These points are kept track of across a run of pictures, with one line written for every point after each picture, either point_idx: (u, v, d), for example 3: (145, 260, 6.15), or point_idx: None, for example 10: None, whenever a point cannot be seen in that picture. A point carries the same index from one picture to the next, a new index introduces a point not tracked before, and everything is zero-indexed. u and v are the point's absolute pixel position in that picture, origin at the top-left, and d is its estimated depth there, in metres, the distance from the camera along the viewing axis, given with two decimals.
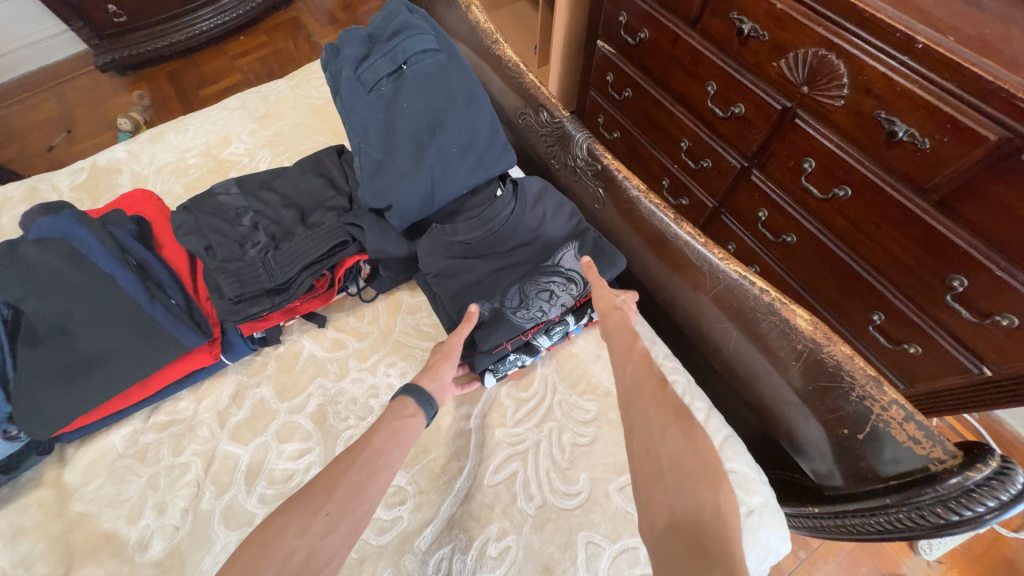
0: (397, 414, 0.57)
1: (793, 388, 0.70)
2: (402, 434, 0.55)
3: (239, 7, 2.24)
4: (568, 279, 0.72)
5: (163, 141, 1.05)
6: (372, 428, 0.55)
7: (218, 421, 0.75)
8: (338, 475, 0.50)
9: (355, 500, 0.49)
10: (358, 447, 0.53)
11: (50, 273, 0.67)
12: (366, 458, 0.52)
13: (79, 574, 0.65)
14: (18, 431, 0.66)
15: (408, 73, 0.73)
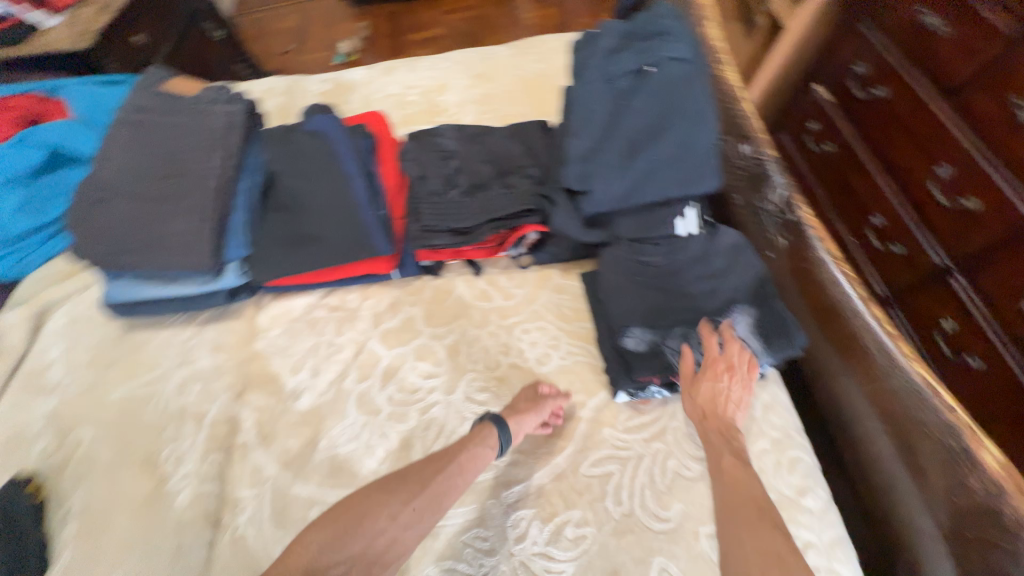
0: (482, 440, 0.66)
1: (937, 519, 0.62)
2: (481, 455, 0.65)
3: None
4: (739, 346, 0.71)
5: (394, 75, 1.21)
6: (458, 445, 0.66)
7: (374, 321, 0.88)
8: (427, 476, 0.62)
9: (436, 495, 0.60)
10: (445, 454, 0.64)
11: (308, 160, 0.82)
12: (449, 463, 0.63)
13: (250, 395, 0.81)
14: (247, 271, 0.83)
15: (651, 75, 0.76)
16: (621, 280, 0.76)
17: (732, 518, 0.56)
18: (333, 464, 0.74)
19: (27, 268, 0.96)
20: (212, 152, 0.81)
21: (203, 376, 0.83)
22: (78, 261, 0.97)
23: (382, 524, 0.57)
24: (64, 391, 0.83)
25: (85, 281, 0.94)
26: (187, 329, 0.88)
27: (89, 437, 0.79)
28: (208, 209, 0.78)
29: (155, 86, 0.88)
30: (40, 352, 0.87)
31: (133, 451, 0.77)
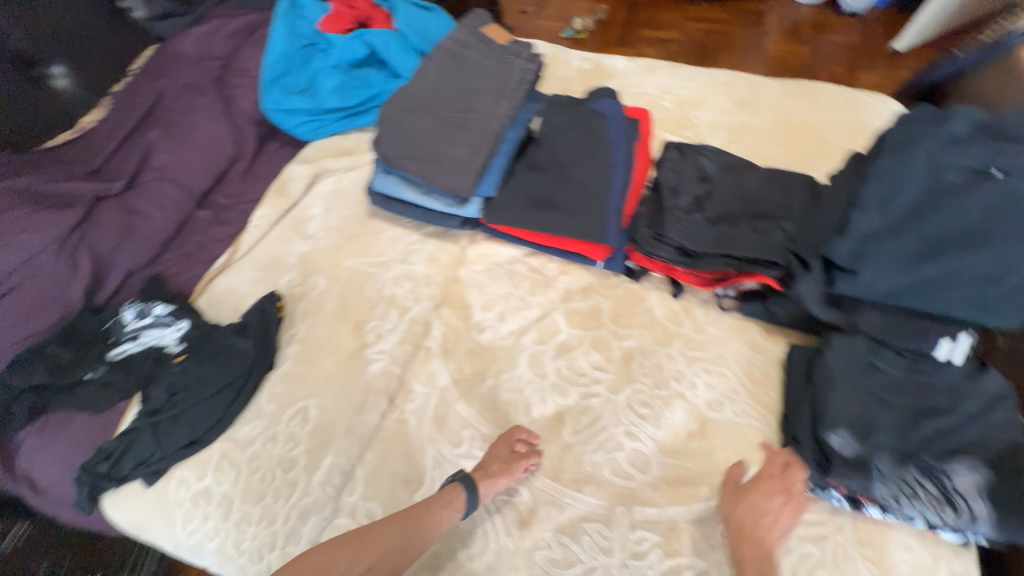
0: (455, 505, 0.68)
1: None
2: (444, 518, 0.67)
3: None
4: (959, 506, 0.60)
5: (654, 76, 1.23)
6: (423, 505, 0.68)
7: (564, 296, 0.93)
8: (384, 538, 0.64)
9: (390, 559, 0.63)
10: (410, 514, 0.67)
11: (581, 137, 0.87)
12: (411, 525, 0.65)
13: (444, 311, 0.92)
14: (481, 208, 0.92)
15: (994, 178, 0.66)
16: (841, 374, 0.70)
17: None
18: (492, 400, 0.82)
19: (314, 134, 1.16)
20: (501, 100, 0.91)
21: (414, 278, 0.96)
22: (351, 145, 1.16)
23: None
24: (314, 242, 1.02)
25: (352, 163, 1.12)
26: (412, 233, 1.01)
27: (321, 286, 0.96)
28: (484, 149, 0.88)
29: (475, 26, 0.99)
30: (306, 205, 1.08)
31: (349, 313, 0.93)
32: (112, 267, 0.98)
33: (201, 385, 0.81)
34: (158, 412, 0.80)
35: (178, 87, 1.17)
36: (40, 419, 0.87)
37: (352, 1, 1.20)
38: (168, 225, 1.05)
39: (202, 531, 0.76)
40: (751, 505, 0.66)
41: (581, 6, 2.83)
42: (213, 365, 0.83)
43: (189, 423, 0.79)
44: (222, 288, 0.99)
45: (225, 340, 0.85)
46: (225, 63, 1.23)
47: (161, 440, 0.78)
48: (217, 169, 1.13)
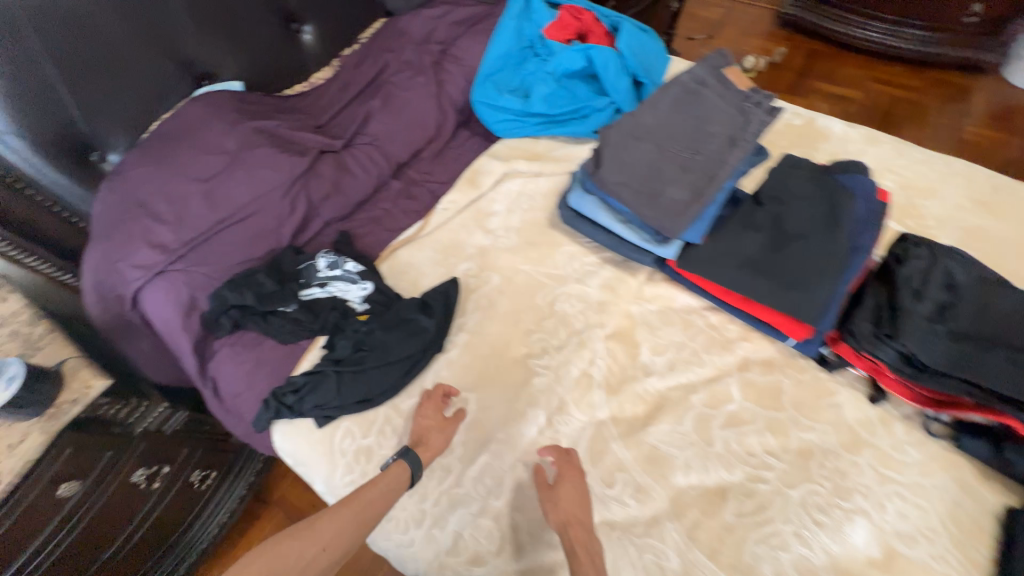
0: (397, 484, 0.72)
1: None
2: (392, 497, 0.71)
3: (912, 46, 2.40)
4: None
5: (876, 150, 1.12)
6: (370, 490, 0.71)
7: (741, 364, 0.87)
8: (335, 524, 0.66)
9: (342, 543, 0.65)
10: (362, 501, 0.69)
11: (817, 210, 0.81)
12: (363, 512, 0.68)
13: (611, 342, 0.91)
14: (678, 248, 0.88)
15: None
16: None
17: None
18: (649, 450, 0.79)
19: (508, 132, 1.19)
20: (733, 149, 0.88)
21: (585, 301, 0.95)
22: (541, 150, 1.18)
23: (294, 573, 0.62)
24: (494, 238, 1.05)
25: (540, 169, 1.14)
26: (590, 255, 1.01)
27: (494, 283, 0.99)
28: (705, 195, 0.85)
29: (716, 67, 0.96)
30: (490, 199, 1.11)
31: (518, 318, 0.94)
32: (316, 215, 1.08)
33: (383, 352, 0.86)
34: (340, 363, 0.86)
35: (400, 63, 1.26)
36: (236, 333, 0.97)
37: (580, 12, 1.21)
38: (367, 188, 1.13)
39: (357, 486, 0.81)
40: (573, 492, 0.72)
41: (754, 44, 2.68)
42: (395, 337, 0.87)
43: (369, 384, 0.85)
44: (403, 259, 1.05)
45: (408, 316, 0.90)
46: (444, 48, 1.31)
47: (342, 391, 0.84)
48: (416, 145, 1.20)
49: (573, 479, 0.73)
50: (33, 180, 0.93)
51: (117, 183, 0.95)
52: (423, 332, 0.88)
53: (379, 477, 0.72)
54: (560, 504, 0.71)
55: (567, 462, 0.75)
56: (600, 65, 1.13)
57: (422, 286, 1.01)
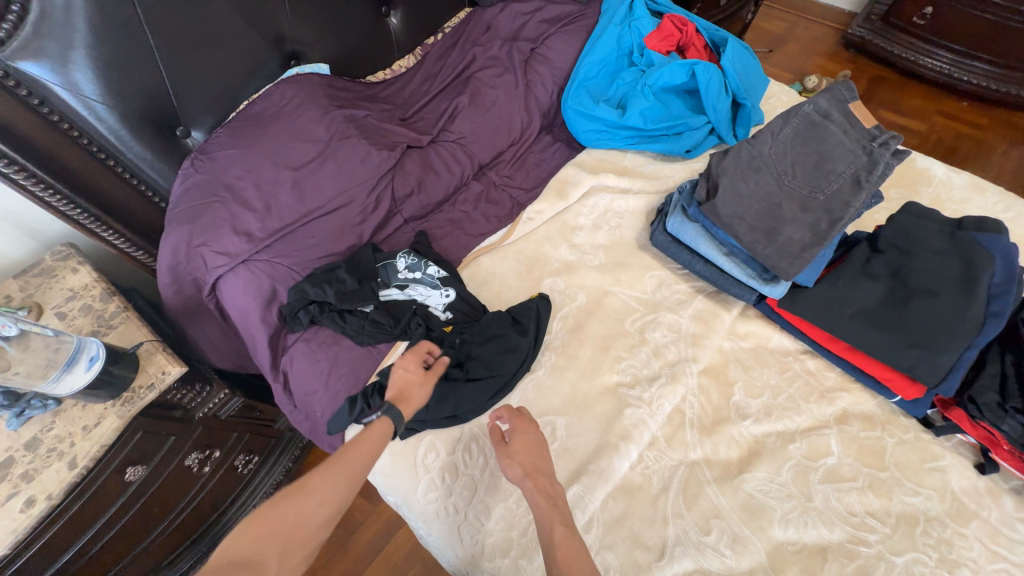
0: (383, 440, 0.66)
1: None
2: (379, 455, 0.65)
3: (975, 78, 2.32)
4: None
5: (986, 198, 1.06)
6: (354, 449, 0.64)
7: (841, 417, 0.84)
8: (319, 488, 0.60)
9: (329, 505, 0.60)
10: (341, 463, 0.62)
11: (949, 268, 0.77)
12: (347, 474, 0.62)
13: (705, 380, 0.87)
14: (784, 285, 0.84)
15: None
16: None
17: None
18: (745, 499, 0.77)
19: (595, 143, 1.14)
20: (861, 191, 0.82)
21: (677, 332, 0.91)
22: (629, 166, 1.13)
23: (294, 532, 0.57)
24: (580, 254, 1.01)
25: (629, 185, 1.09)
26: (681, 283, 0.97)
27: (581, 303, 0.95)
28: (828, 237, 0.80)
29: (843, 100, 0.91)
30: (576, 212, 1.06)
31: (607, 343, 0.90)
32: (397, 213, 1.04)
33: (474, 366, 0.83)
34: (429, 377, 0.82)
35: (487, 58, 1.20)
36: (311, 328, 0.93)
37: (685, 23, 1.15)
38: (449, 188, 1.09)
39: (440, 505, 0.78)
40: (529, 442, 0.71)
41: (816, 63, 2.60)
42: (489, 354, 0.85)
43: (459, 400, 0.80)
44: (485, 268, 1.01)
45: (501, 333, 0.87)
46: (534, 47, 1.23)
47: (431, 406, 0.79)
48: (499, 147, 1.15)
49: (530, 432, 0.72)
50: (118, 153, 0.88)
51: (207, 162, 0.92)
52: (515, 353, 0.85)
53: (361, 435, 0.66)
54: (518, 457, 0.69)
55: (523, 417, 0.74)
56: (704, 82, 1.07)
57: (505, 299, 0.97)
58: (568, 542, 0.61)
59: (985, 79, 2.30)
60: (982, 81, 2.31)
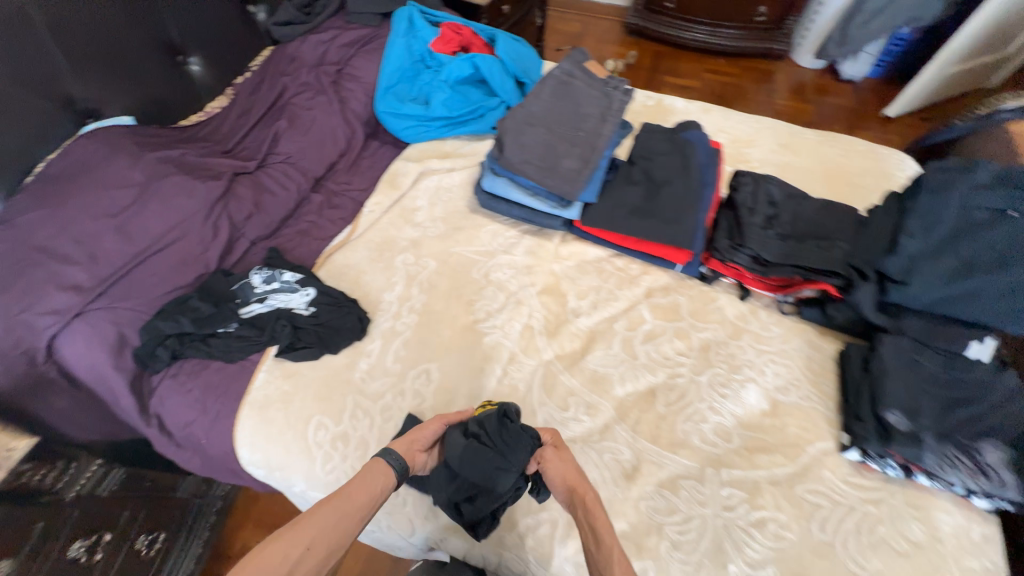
0: (377, 473, 0.64)
1: None
2: (380, 486, 0.63)
3: (729, 41, 2.96)
4: (980, 469, 0.76)
5: (712, 116, 1.42)
6: (348, 484, 0.61)
7: (647, 293, 1.07)
8: (319, 519, 0.56)
9: (331, 539, 0.56)
10: (338, 497, 0.59)
11: (674, 161, 1.05)
12: (345, 499, 0.59)
13: (544, 297, 1.05)
14: (575, 206, 1.06)
15: (1010, 220, 0.84)
16: (895, 366, 0.85)
17: None
18: (591, 374, 0.95)
19: (416, 138, 1.32)
20: (605, 124, 1.08)
21: (515, 268, 1.09)
22: (449, 150, 1.31)
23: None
24: (423, 230, 1.16)
25: (452, 165, 1.27)
26: (511, 230, 1.16)
27: (432, 268, 1.09)
28: (590, 163, 1.04)
29: (579, 61, 1.18)
30: (412, 197, 1.22)
31: (460, 292, 1.05)
32: (241, 236, 1.09)
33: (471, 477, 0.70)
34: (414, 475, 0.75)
35: (298, 85, 1.31)
36: (175, 365, 0.95)
37: (460, 28, 1.38)
38: (290, 204, 1.17)
39: (398, 507, 0.84)
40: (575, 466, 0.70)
41: (612, 51, 3.10)
42: (489, 447, 0.69)
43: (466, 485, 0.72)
44: (340, 262, 1.10)
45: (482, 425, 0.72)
46: (340, 69, 1.38)
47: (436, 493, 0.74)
48: (330, 160, 1.26)
49: (568, 454, 0.72)
50: None
51: (10, 228, 0.89)
52: (519, 429, 0.70)
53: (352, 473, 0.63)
54: (564, 473, 0.69)
55: (557, 441, 0.73)
56: (486, 70, 1.29)
57: (364, 282, 1.07)
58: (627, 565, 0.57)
59: (736, 41, 2.95)
60: (734, 43, 2.96)
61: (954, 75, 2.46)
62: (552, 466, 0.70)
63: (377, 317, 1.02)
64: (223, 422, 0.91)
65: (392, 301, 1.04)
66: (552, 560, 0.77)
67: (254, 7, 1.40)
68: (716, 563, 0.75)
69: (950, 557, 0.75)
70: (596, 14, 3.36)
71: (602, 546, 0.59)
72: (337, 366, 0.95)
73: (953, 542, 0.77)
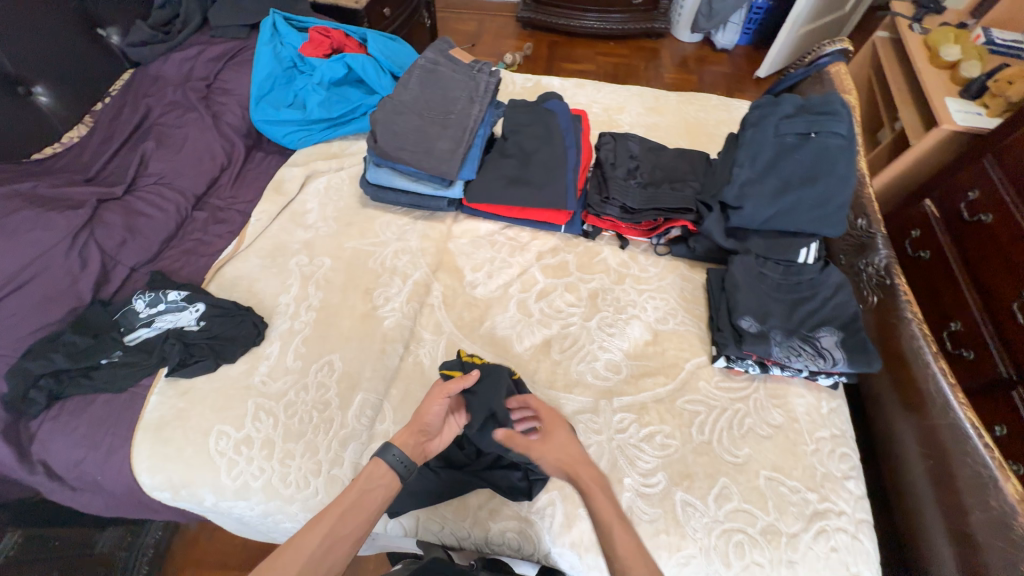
0: (371, 483, 0.68)
1: (946, 523, 0.81)
2: (372, 497, 0.67)
3: (616, 24, 3.12)
4: (820, 353, 0.88)
5: (585, 89, 1.52)
6: (338, 503, 0.65)
7: (537, 256, 1.14)
8: (309, 543, 0.61)
9: (321, 561, 0.61)
10: (325, 518, 0.63)
11: (540, 130, 1.13)
12: (330, 520, 0.63)
13: (441, 276, 1.10)
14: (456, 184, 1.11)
15: (813, 140, 0.98)
16: (745, 280, 0.97)
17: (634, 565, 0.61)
18: (491, 337, 1.00)
19: (300, 143, 1.32)
20: (473, 104, 1.14)
21: (410, 252, 1.13)
22: (335, 150, 1.32)
23: None
24: (314, 231, 1.16)
25: (339, 165, 1.29)
26: (404, 218, 1.19)
27: (328, 265, 1.10)
28: (463, 142, 1.09)
29: (444, 50, 1.23)
30: (302, 201, 1.22)
31: (358, 284, 1.07)
32: (116, 264, 1.04)
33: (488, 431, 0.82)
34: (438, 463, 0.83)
35: (164, 105, 1.27)
36: (56, 406, 0.89)
37: (328, 30, 1.38)
38: (169, 224, 1.13)
39: (311, 498, 0.83)
40: (568, 438, 0.75)
41: (510, 44, 3.20)
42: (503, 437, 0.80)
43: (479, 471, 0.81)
44: (231, 274, 1.08)
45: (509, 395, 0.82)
46: (209, 83, 1.35)
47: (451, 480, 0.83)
48: (210, 175, 1.23)
49: (562, 430, 0.76)
50: None
51: None
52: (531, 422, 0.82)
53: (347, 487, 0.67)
54: (561, 455, 0.72)
55: (552, 417, 0.78)
56: (359, 69, 1.31)
57: (258, 290, 1.06)
58: (626, 538, 0.63)
59: (623, 24, 3.12)
60: (621, 26, 3.13)
61: (806, 34, 2.76)
62: (547, 450, 0.73)
63: (275, 321, 1.02)
64: (117, 454, 0.87)
65: (289, 302, 1.04)
66: (466, 509, 0.84)
67: (104, 29, 1.33)
68: (613, 479, 0.83)
69: (805, 432, 0.88)
70: (490, 11, 3.44)
71: (602, 524, 0.65)
72: (236, 374, 0.94)
73: (806, 419, 0.90)
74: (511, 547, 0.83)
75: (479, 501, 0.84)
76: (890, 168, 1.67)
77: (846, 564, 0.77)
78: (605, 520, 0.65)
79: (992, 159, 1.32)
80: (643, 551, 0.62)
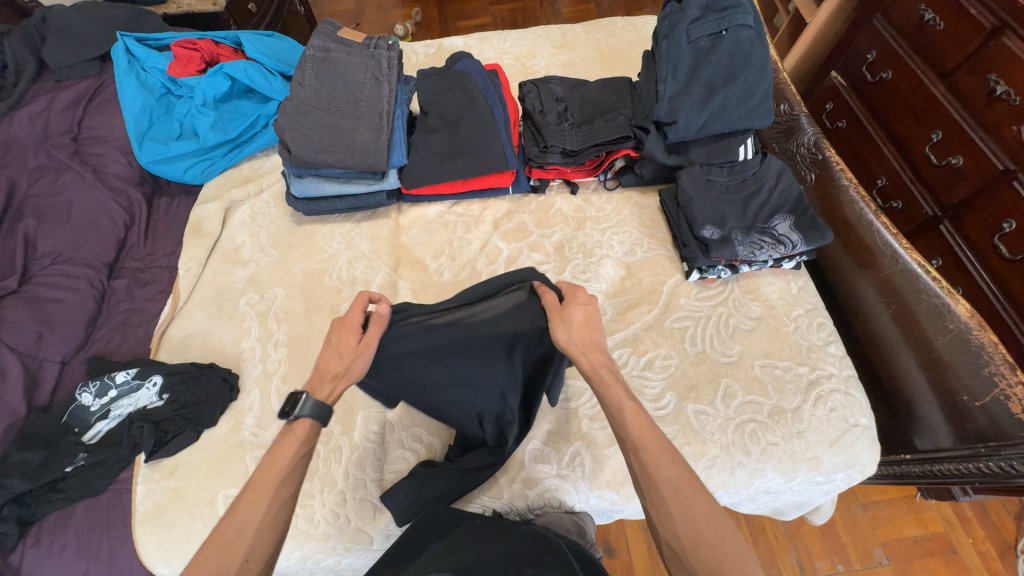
0: (303, 441, 0.64)
1: (912, 357, 0.90)
2: (304, 458, 0.64)
3: None
4: (779, 240, 0.92)
5: (489, 42, 1.44)
6: (270, 472, 0.61)
7: (494, 225, 1.11)
8: (251, 516, 0.58)
9: (268, 528, 0.59)
10: (265, 489, 0.60)
11: (457, 95, 1.07)
12: (245, 519, 0.58)
13: (403, 272, 1.05)
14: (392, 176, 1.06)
15: (725, 37, 1.00)
16: (696, 191, 1.00)
17: (646, 445, 0.61)
18: None
19: (205, 176, 1.20)
20: (381, 83, 1.05)
21: (365, 257, 1.07)
22: (248, 173, 1.22)
23: (249, 537, 0.58)
24: (253, 266, 1.08)
25: (258, 188, 1.19)
26: (346, 224, 1.13)
27: (282, 295, 1.03)
28: (384, 126, 1.01)
29: (331, 33, 1.10)
30: (230, 237, 1.12)
31: (320, 306, 1.01)
32: (43, 362, 0.92)
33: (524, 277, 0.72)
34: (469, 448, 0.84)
35: (29, 175, 1.10)
36: (32, 532, 0.78)
37: (194, 42, 1.22)
38: (87, 303, 1.00)
39: (345, 528, 0.81)
40: (585, 314, 0.69)
41: (396, 14, 2.97)
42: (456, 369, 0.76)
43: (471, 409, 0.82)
44: (178, 335, 0.99)
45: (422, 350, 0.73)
46: (75, 135, 1.18)
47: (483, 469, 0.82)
48: (116, 237, 1.09)
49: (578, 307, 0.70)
50: None
51: None
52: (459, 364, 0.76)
53: (276, 450, 0.63)
54: (578, 331, 0.68)
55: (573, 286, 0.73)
56: (243, 77, 1.17)
57: (215, 343, 0.98)
58: (641, 418, 0.63)
59: None
60: None
61: None
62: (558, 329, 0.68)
63: (245, 369, 0.95)
64: (121, 557, 0.79)
65: (253, 346, 0.97)
66: (500, 487, 0.84)
67: None
68: None
69: (784, 314, 0.95)
70: None
71: (612, 409, 0.64)
72: (225, 434, 0.88)
73: (782, 304, 0.96)
74: (553, 505, 0.85)
75: (510, 477, 0.85)
76: (795, 49, 1.73)
77: (845, 418, 0.84)
78: (614, 405, 0.64)
79: (882, 19, 1.40)
80: (653, 428, 0.62)
